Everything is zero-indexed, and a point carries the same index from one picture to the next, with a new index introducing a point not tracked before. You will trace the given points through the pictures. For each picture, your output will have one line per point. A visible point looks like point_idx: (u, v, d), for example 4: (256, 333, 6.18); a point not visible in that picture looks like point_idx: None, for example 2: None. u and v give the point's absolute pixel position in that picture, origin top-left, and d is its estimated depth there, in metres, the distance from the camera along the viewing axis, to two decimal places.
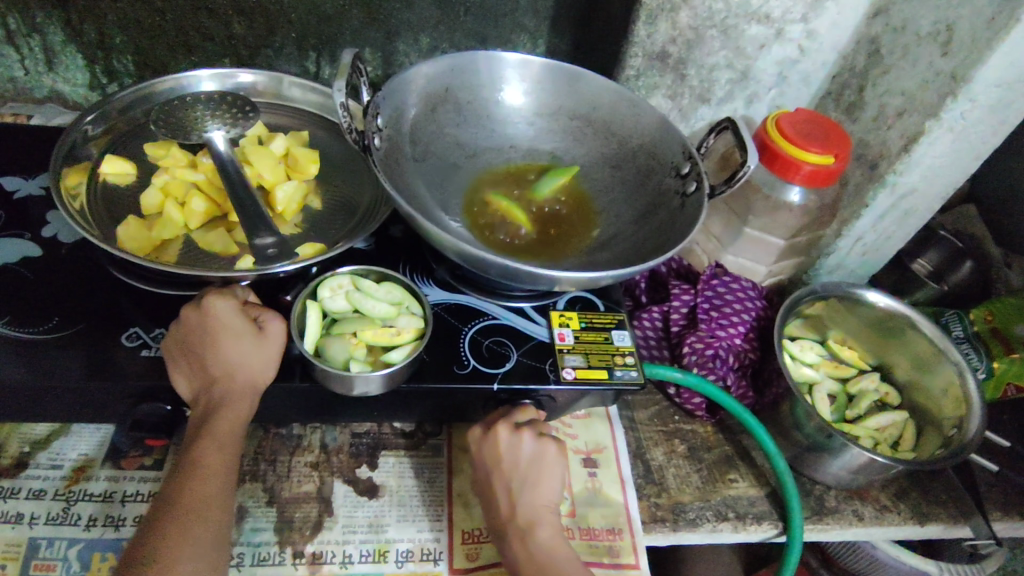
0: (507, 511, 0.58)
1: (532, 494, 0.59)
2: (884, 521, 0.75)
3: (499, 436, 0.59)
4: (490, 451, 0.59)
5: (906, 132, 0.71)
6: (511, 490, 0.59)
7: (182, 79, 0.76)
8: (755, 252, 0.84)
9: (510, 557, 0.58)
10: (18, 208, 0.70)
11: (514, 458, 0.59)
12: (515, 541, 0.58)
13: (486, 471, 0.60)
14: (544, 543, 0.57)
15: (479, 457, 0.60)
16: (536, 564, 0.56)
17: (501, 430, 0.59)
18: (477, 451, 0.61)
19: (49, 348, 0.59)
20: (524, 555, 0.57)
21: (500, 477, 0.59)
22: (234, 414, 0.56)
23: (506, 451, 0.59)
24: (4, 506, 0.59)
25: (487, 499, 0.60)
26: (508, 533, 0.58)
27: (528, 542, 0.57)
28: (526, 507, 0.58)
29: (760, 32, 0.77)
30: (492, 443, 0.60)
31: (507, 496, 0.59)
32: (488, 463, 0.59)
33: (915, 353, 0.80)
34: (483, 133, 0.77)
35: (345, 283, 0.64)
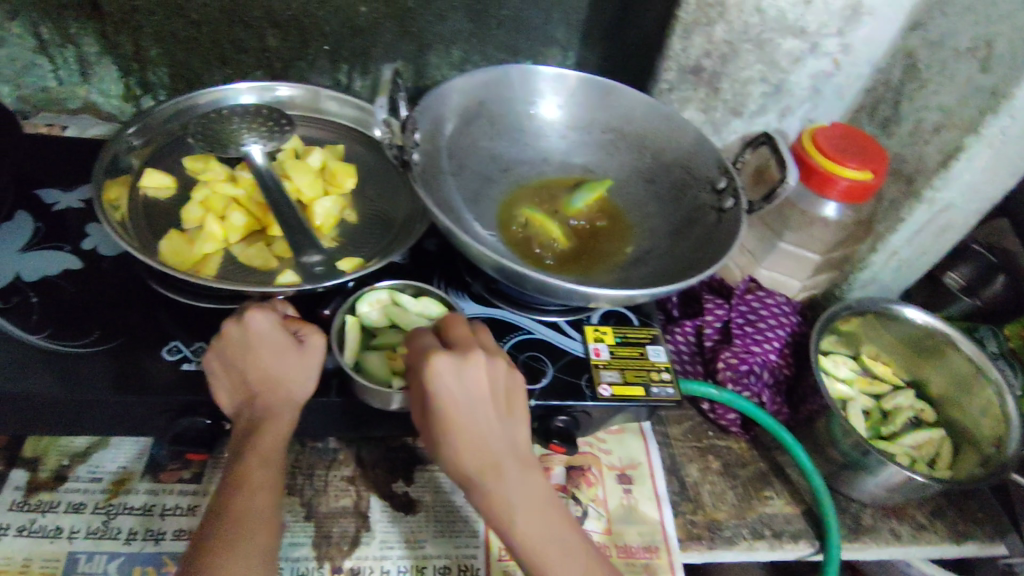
0: (494, 459, 0.51)
1: (514, 435, 0.52)
2: (921, 540, 0.74)
3: (483, 370, 0.51)
4: (474, 388, 0.50)
5: (944, 147, 0.71)
6: (496, 432, 0.51)
7: (222, 93, 0.76)
8: (789, 267, 0.84)
9: (503, 510, 0.51)
10: (56, 219, 0.70)
11: (495, 395, 0.52)
12: (512, 490, 0.51)
13: (466, 413, 0.50)
14: (535, 489, 0.52)
15: (455, 400, 0.50)
16: (534, 509, 0.52)
17: (481, 360, 0.51)
18: (449, 391, 0.49)
19: (92, 361, 0.59)
20: (522, 504, 0.51)
21: (486, 419, 0.51)
22: (276, 429, 0.56)
23: (492, 386, 0.51)
24: (44, 519, 0.59)
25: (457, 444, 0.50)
26: (500, 481, 0.51)
27: (523, 489, 0.51)
28: (512, 450, 0.52)
29: (796, 46, 0.77)
30: (475, 375, 0.50)
31: (492, 442, 0.51)
32: (471, 402, 0.50)
33: (952, 370, 0.79)
34: (517, 146, 0.78)
35: (385, 297, 0.64)
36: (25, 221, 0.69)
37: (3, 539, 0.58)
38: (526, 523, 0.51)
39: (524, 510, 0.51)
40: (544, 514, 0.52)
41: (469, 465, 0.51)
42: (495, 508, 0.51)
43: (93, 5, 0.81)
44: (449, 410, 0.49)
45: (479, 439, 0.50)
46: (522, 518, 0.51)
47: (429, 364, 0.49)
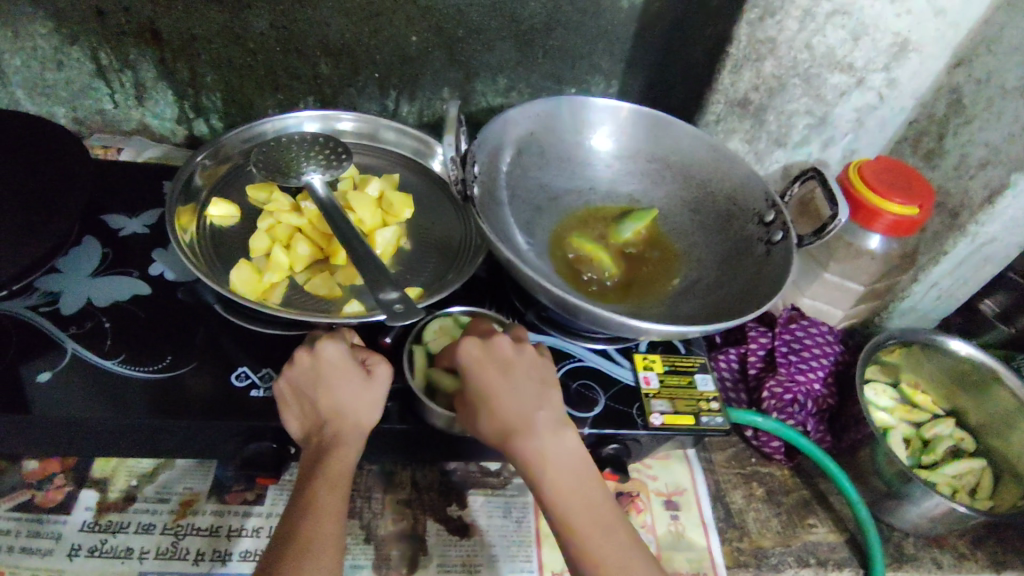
0: (522, 421, 0.53)
1: (543, 403, 0.55)
2: (963, 570, 0.75)
3: (507, 347, 0.56)
4: (500, 361, 0.55)
5: (990, 184, 0.72)
6: (526, 399, 0.54)
7: (290, 120, 0.80)
8: (833, 296, 0.86)
9: (536, 469, 0.52)
10: (123, 246, 0.73)
11: (525, 368, 0.56)
12: (542, 451, 0.53)
13: (493, 378, 0.54)
14: (566, 452, 0.53)
15: (484, 369, 0.55)
16: (565, 472, 0.53)
17: (502, 341, 0.57)
18: (479, 363, 0.55)
19: (166, 387, 0.61)
20: (553, 465, 0.52)
21: (513, 386, 0.54)
22: (344, 456, 0.57)
23: (520, 359, 0.56)
24: (115, 540, 0.61)
25: (485, 406, 0.54)
26: (531, 441, 0.53)
27: (552, 450, 0.53)
28: (540, 415, 0.54)
29: (842, 80, 0.78)
30: (498, 350, 0.56)
31: (518, 407, 0.54)
32: (499, 372, 0.55)
33: (994, 401, 0.80)
34: (565, 176, 0.79)
35: (449, 324, 0.67)
36: (94, 247, 0.72)
37: (76, 559, 0.60)
38: (558, 482, 0.52)
39: (555, 470, 0.52)
40: (577, 477, 0.53)
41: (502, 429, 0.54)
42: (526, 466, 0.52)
43: (153, 32, 0.83)
44: (478, 378, 0.55)
45: (503, 402, 0.54)
46: (553, 477, 0.52)
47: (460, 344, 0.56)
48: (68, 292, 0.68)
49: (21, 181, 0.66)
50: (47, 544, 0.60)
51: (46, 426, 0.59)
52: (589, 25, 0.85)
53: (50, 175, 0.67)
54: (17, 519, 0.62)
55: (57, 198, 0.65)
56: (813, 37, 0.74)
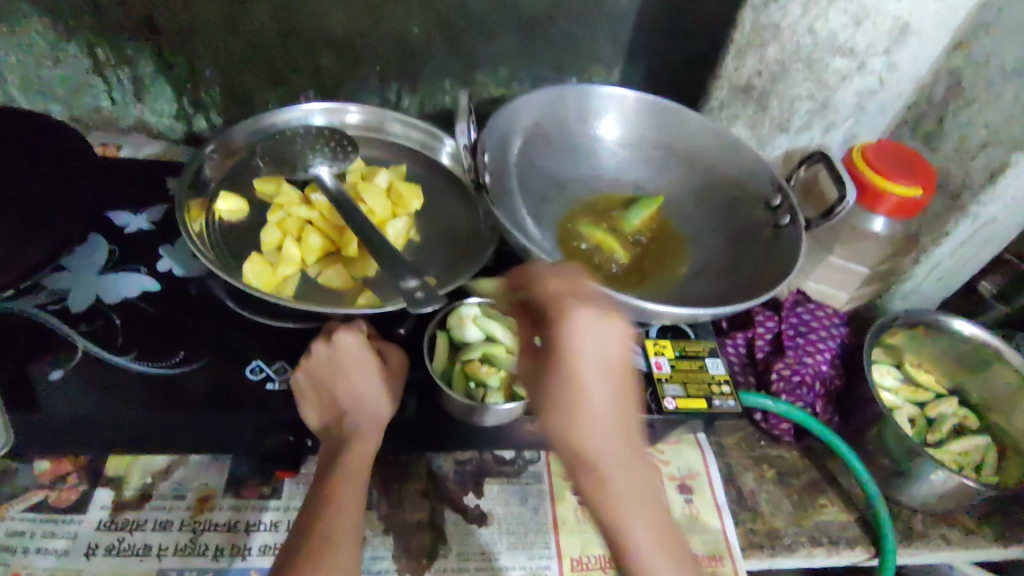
0: (609, 444, 0.44)
1: (635, 421, 0.45)
2: (971, 545, 0.76)
3: (620, 341, 0.45)
4: (605, 360, 0.45)
5: (991, 164, 0.73)
6: (621, 415, 0.45)
7: (297, 114, 0.80)
8: (838, 280, 0.87)
9: (613, 502, 0.44)
10: (130, 243, 0.72)
11: (629, 369, 0.46)
12: (623, 486, 0.44)
13: (596, 379, 0.44)
14: (647, 486, 0.45)
15: (586, 362, 0.44)
16: (644, 507, 0.45)
17: (615, 332, 0.45)
18: (584, 351, 0.44)
19: (181, 382, 0.61)
20: (632, 501, 0.44)
21: (611, 396, 0.44)
22: (361, 446, 0.56)
23: (627, 359, 0.46)
24: (132, 538, 0.61)
25: (575, 411, 0.44)
26: (619, 466, 0.44)
27: (633, 482, 0.44)
28: (630, 441, 0.45)
29: (844, 65, 0.79)
30: (609, 342, 0.45)
31: (614, 424, 0.44)
32: (599, 369, 0.44)
33: (996, 378, 0.81)
34: (570, 165, 0.79)
35: (475, 312, 0.66)
36: (101, 245, 0.72)
37: (94, 558, 0.59)
38: (635, 521, 0.44)
39: (640, 509, 0.44)
40: (656, 516, 0.45)
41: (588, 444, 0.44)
42: (606, 495, 0.44)
43: (151, 27, 0.82)
44: (576, 369, 0.44)
45: (599, 412, 0.44)
46: (636, 513, 0.44)
47: (568, 315, 0.45)
48: (77, 290, 0.67)
49: (25, 177, 0.65)
50: (63, 544, 0.60)
51: (60, 425, 0.59)
52: (591, 14, 0.85)
53: (53, 171, 0.66)
54: (32, 519, 0.61)
55: (61, 194, 0.64)
56: (816, 22, 0.76)
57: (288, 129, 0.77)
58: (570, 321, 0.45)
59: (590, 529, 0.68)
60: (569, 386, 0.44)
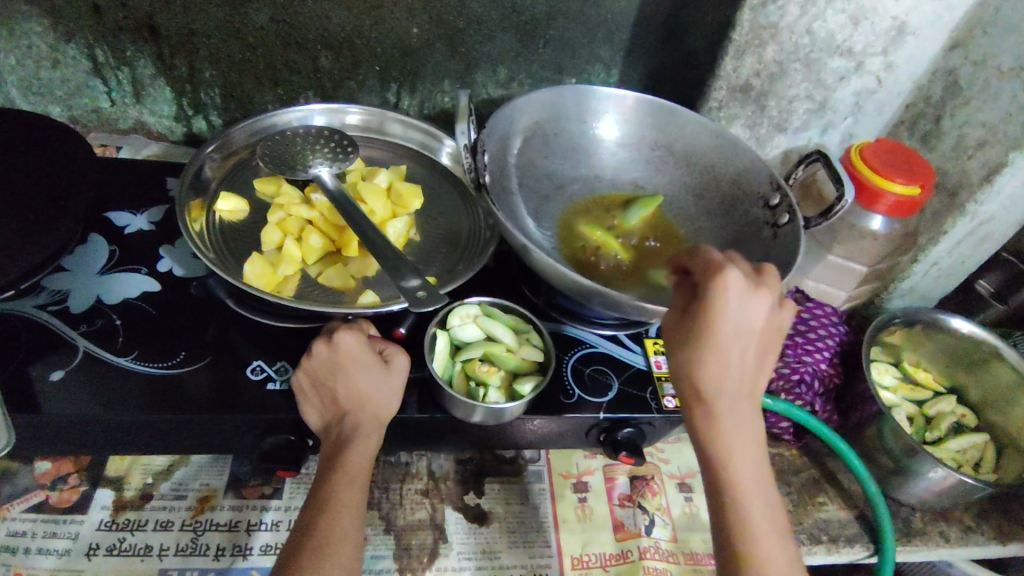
0: (731, 390, 0.48)
1: (754, 375, 0.49)
2: (969, 542, 0.76)
3: (763, 308, 0.48)
4: (745, 324, 0.47)
5: (988, 163, 0.73)
6: (742, 374, 0.49)
7: (298, 114, 0.80)
8: (834, 278, 0.89)
9: (722, 439, 0.48)
10: (130, 244, 0.73)
11: (762, 333, 0.49)
12: (734, 427, 0.48)
13: (733, 337, 0.47)
14: (752, 431, 0.49)
15: (728, 322, 0.47)
16: (745, 455, 0.49)
17: (762, 305, 0.48)
18: (730, 312, 0.47)
19: (182, 382, 0.61)
20: (740, 440, 0.49)
21: (739, 357, 0.48)
22: (363, 447, 0.57)
23: (762, 324, 0.49)
24: (133, 538, 0.61)
25: (705, 360, 0.48)
26: (732, 413, 0.48)
27: (742, 424, 0.49)
28: (745, 395, 0.49)
29: (842, 65, 0.80)
30: (755, 309, 0.47)
31: (735, 377, 0.48)
32: (737, 330, 0.47)
33: (994, 376, 0.81)
34: (570, 164, 0.80)
35: (474, 311, 0.67)
36: (101, 246, 0.72)
37: (95, 558, 0.59)
38: (740, 459, 0.48)
39: (743, 453, 0.49)
40: (755, 466, 0.49)
41: (707, 388, 0.48)
42: (715, 434, 0.49)
43: (150, 28, 0.82)
44: (720, 327, 0.47)
45: (726, 366, 0.48)
46: (738, 458, 0.48)
47: (726, 277, 0.46)
48: (77, 291, 0.67)
49: (25, 178, 0.65)
50: (64, 544, 0.60)
51: (60, 426, 0.59)
52: (590, 14, 0.85)
53: (52, 172, 0.66)
54: (33, 520, 0.61)
55: (61, 195, 0.64)
56: (814, 22, 0.76)
57: (288, 129, 0.78)
58: (725, 284, 0.47)
59: (590, 528, 0.68)
60: (703, 336, 0.47)
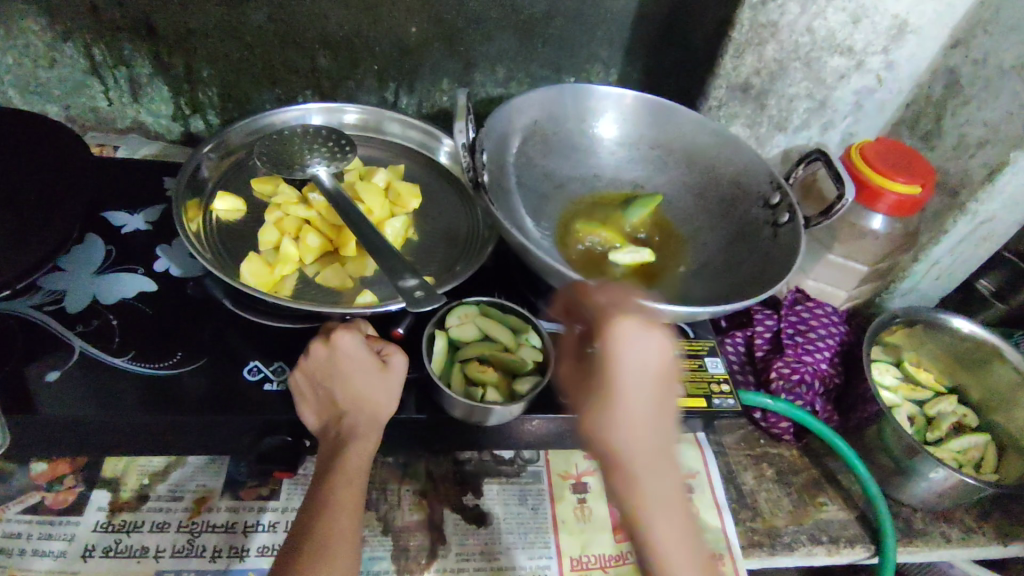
0: (648, 443, 0.47)
1: (666, 425, 0.48)
2: (971, 543, 0.76)
3: (663, 352, 0.49)
4: (642, 366, 0.48)
5: (989, 161, 0.73)
6: (652, 422, 0.47)
7: (296, 113, 0.80)
8: (835, 278, 0.87)
9: (640, 496, 0.46)
10: (127, 244, 0.72)
11: (665, 377, 0.49)
12: (655, 484, 0.46)
13: (632, 382, 0.48)
14: (675, 488, 0.47)
15: (624, 367, 0.48)
16: (667, 511, 0.46)
17: (655, 345, 0.49)
18: (621, 355, 0.48)
19: (179, 382, 0.61)
20: (661, 499, 0.46)
21: (644, 401, 0.48)
22: (360, 447, 0.56)
23: (661, 367, 0.49)
24: (129, 540, 0.60)
25: (608, 410, 0.47)
26: (645, 468, 0.46)
27: (659, 480, 0.46)
28: (659, 446, 0.47)
29: (842, 64, 0.80)
30: (648, 350, 0.49)
31: (644, 428, 0.47)
32: (636, 374, 0.48)
33: (994, 377, 0.81)
34: (569, 165, 0.79)
35: (474, 311, 0.67)
36: (98, 246, 0.71)
37: (91, 560, 0.59)
38: (661, 519, 0.46)
39: (664, 510, 0.46)
40: (679, 524, 0.47)
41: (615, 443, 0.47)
42: (631, 493, 0.46)
43: (148, 27, 0.81)
44: (619, 374, 0.48)
45: (632, 413, 0.47)
46: (659, 517, 0.46)
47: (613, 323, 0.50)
48: (73, 291, 0.67)
49: (21, 177, 0.65)
50: (60, 546, 0.59)
51: (55, 427, 0.58)
52: (590, 13, 0.85)
53: (48, 171, 0.66)
54: (28, 521, 0.60)
55: (58, 195, 0.64)
56: (814, 21, 0.76)
57: (286, 129, 0.77)
58: (612, 331, 0.49)
59: (590, 530, 0.68)
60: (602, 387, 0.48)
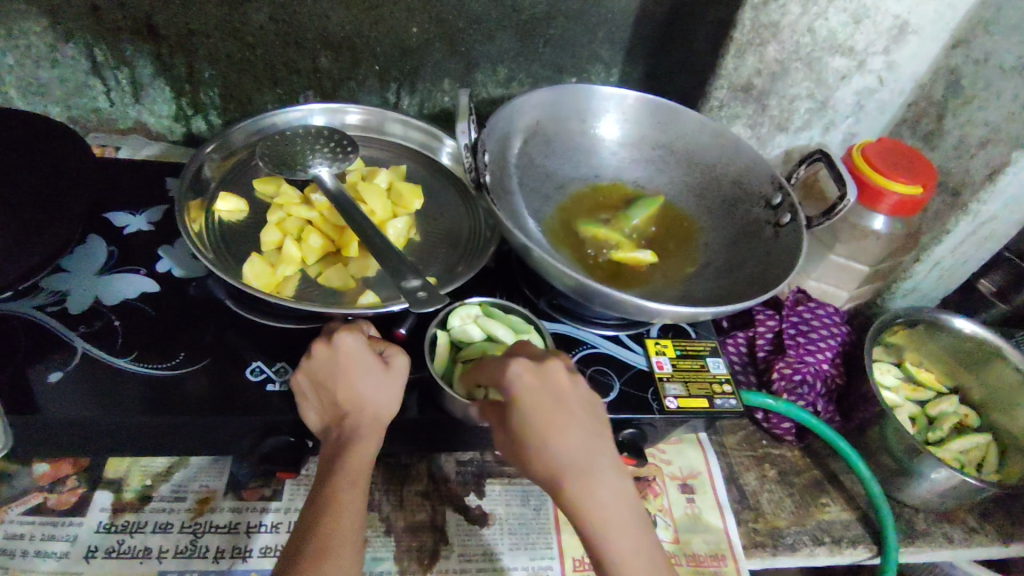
0: (582, 467, 0.50)
1: (596, 439, 0.52)
2: (973, 543, 0.76)
3: (562, 376, 0.53)
4: (555, 391, 0.52)
5: (991, 161, 0.73)
6: (580, 439, 0.51)
7: (297, 114, 0.80)
8: (837, 278, 0.88)
9: (590, 512, 0.49)
10: (130, 244, 0.72)
11: (577, 399, 0.53)
12: (602, 499, 0.50)
13: (551, 411, 0.51)
14: (623, 498, 0.50)
15: (538, 399, 0.51)
16: (618, 521, 0.50)
17: (557, 370, 0.53)
18: (530, 390, 0.51)
19: (182, 382, 0.61)
20: (612, 513, 0.50)
21: (569, 422, 0.51)
22: (363, 448, 0.56)
23: (570, 390, 0.53)
24: (132, 540, 0.60)
25: (535, 442, 0.50)
26: (588, 484, 0.49)
27: (603, 492, 0.50)
28: (595, 458, 0.51)
29: (843, 64, 0.80)
30: (552, 379, 0.52)
31: (575, 448, 0.50)
32: (551, 402, 0.51)
33: (996, 377, 0.81)
34: (571, 164, 0.79)
35: (475, 311, 0.66)
36: (100, 246, 0.71)
37: (94, 561, 0.59)
38: (616, 532, 0.49)
39: (616, 521, 0.50)
40: (633, 528, 0.50)
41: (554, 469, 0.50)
42: (584, 514, 0.49)
43: (149, 27, 0.81)
44: (535, 407, 0.50)
45: (561, 439, 0.50)
46: (612, 528, 0.49)
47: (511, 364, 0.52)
48: (76, 291, 0.67)
49: (23, 178, 0.65)
50: (63, 546, 0.59)
51: (58, 428, 0.58)
52: (591, 13, 0.85)
53: (50, 172, 0.66)
54: (31, 522, 0.60)
55: (60, 195, 0.64)
56: (816, 21, 0.76)
57: (288, 129, 0.77)
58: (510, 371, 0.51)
59: None
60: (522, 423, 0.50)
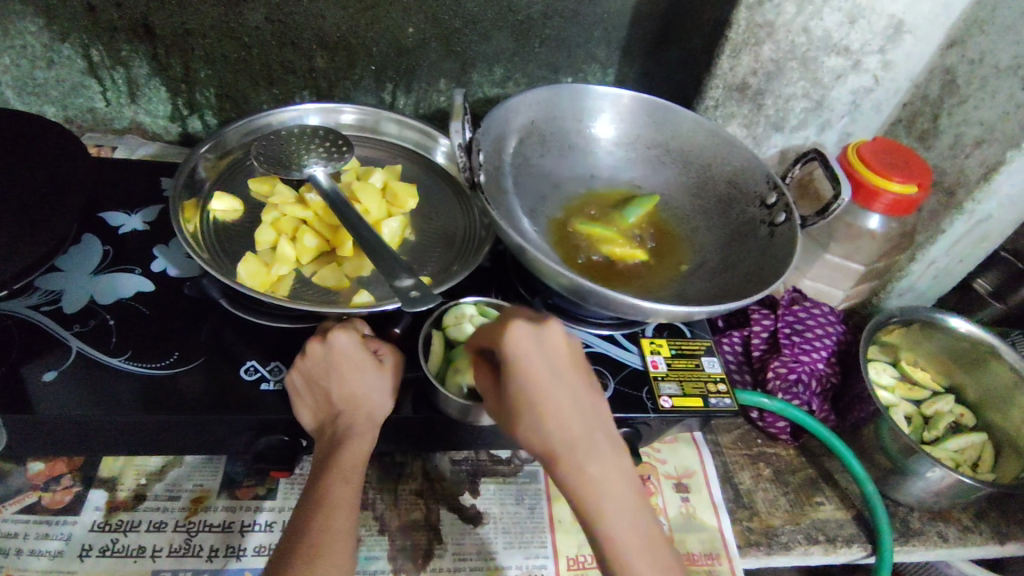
0: (578, 435, 0.50)
1: (591, 407, 0.52)
2: (967, 542, 0.76)
3: (562, 343, 0.52)
4: (554, 359, 0.51)
5: (986, 161, 0.73)
6: (576, 408, 0.51)
7: (292, 113, 0.80)
8: (833, 278, 0.88)
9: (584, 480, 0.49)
10: (125, 244, 0.72)
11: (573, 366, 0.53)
12: (597, 471, 0.50)
13: (549, 377, 0.50)
14: (615, 467, 0.51)
15: (537, 367, 0.50)
16: (609, 489, 0.50)
17: (556, 336, 0.52)
18: (530, 355, 0.50)
19: (176, 382, 0.61)
20: (605, 482, 0.50)
21: (566, 390, 0.51)
22: (357, 447, 0.56)
23: (568, 357, 0.52)
24: (126, 539, 0.61)
25: (531, 408, 0.50)
26: (583, 453, 0.50)
27: (597, 460, 0.50)
28: (589, 427, 0.51)
29: (839, 63, 0.80)
30: (552, 344, 0.51)
31: (572, 416, 0.50)
32: (549, 368, 0.51)
33: (991, 376, 0.81)
34: (566, 164, 0.79)
35: (471, 311, 0.66)
36: (95, 246, 0.72)
37: (88, 560, 0.59)
38: (608, 502, 0.50)
39: (608, 491, 0.50)
40: (624, 499, 0.50)
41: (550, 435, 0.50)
42: (577, 481, 0.50)
43: (145, 27, 0.81)
44: (533, 373, 0.50)
45: (558, 406, 0.50)
46: (605, 496, 0.50)
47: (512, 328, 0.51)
48: (71, 290, 0.67)
49: (16, 177, 0.65)
50: (56, 545, 0.59)
51: (52, 426, 0.58)
52: (587, 13, 0.85)
53: (44, 171, 0.66)
54: (25, 521, 0.60)
55: (54, 194, 0.64)
56: (811, 21, 0.76)
57: (283, 129, 0.77)
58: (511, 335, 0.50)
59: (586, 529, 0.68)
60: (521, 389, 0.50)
